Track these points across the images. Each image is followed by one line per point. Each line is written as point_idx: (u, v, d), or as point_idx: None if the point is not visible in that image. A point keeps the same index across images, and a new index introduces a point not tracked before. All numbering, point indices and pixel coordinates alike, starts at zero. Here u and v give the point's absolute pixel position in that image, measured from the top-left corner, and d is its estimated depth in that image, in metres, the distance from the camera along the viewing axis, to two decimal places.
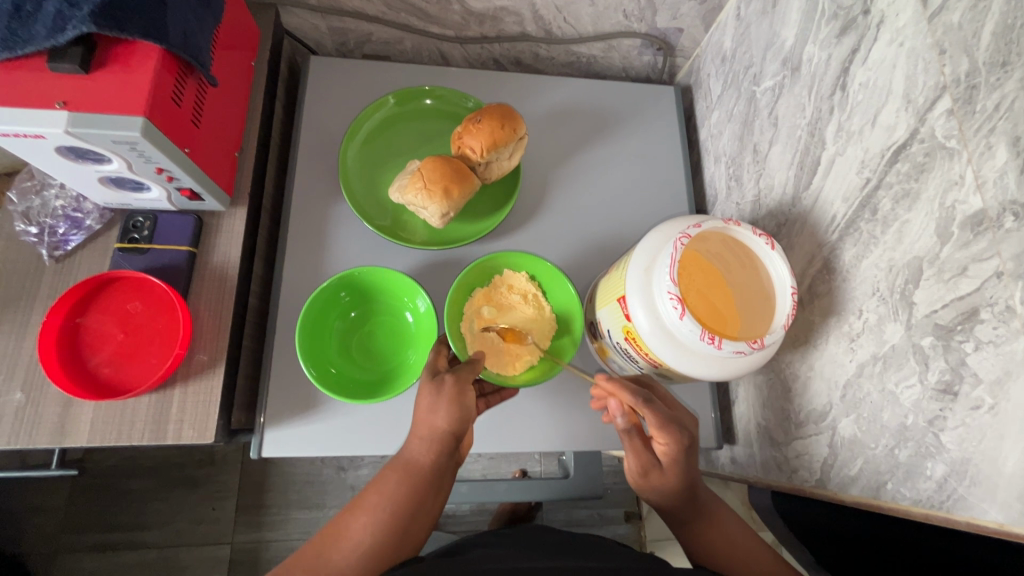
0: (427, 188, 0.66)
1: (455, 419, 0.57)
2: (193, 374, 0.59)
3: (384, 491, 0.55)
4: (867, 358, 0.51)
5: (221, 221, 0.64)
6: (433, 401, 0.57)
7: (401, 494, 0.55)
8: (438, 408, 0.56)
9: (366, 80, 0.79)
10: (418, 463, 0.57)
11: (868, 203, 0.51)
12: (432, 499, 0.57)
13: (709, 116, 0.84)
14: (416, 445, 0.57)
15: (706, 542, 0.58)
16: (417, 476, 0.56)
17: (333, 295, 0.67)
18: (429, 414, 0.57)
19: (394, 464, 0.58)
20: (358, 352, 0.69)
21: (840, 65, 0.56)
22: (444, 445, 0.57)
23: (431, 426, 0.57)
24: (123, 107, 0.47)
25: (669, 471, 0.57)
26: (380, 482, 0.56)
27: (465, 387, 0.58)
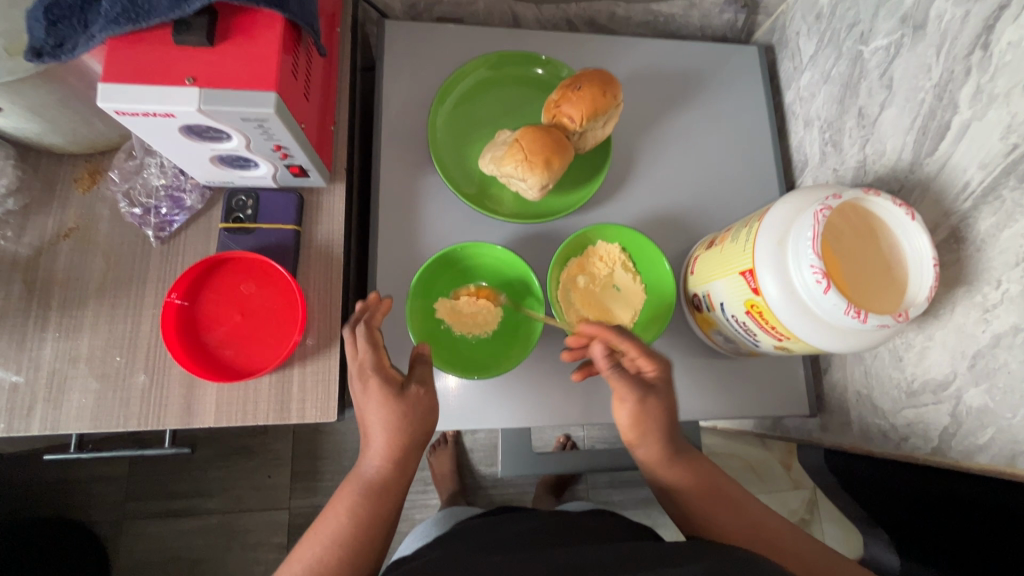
0: (528, 159, 0.64)
1: (393, 417, 0.53)
2: (309, 354, 0.59)
3: (337, 513, 0.53)
4: (1006, 329, 0.50)
5: (321, 197, 0.63)
6: (383, 415, 0.54)
7: (354, 511, 0.52)
8: (388, 420, 0.53)
9: (445, 46, 0.76)
10: (376, 476, 0.54)
11: (1015, 170, 0.50)
12: (388, 503, 0.54)
13: (798, 77, 0.81)
14: (373, 456, 0.54)
15: (703, 508, 0.57)
16: (378, 483, 0.54)
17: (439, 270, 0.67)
18: (380, 428, 0.54)
19: (354, 477, 0.54)
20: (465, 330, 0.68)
21: (981, 22, 0.53)
22: (392, 453, 0.54)
23: (372, 445, 0.54)
24: (254, 81, 0.45)
25: (649, 406, 0.57)
26: (343, 495, 0.54)
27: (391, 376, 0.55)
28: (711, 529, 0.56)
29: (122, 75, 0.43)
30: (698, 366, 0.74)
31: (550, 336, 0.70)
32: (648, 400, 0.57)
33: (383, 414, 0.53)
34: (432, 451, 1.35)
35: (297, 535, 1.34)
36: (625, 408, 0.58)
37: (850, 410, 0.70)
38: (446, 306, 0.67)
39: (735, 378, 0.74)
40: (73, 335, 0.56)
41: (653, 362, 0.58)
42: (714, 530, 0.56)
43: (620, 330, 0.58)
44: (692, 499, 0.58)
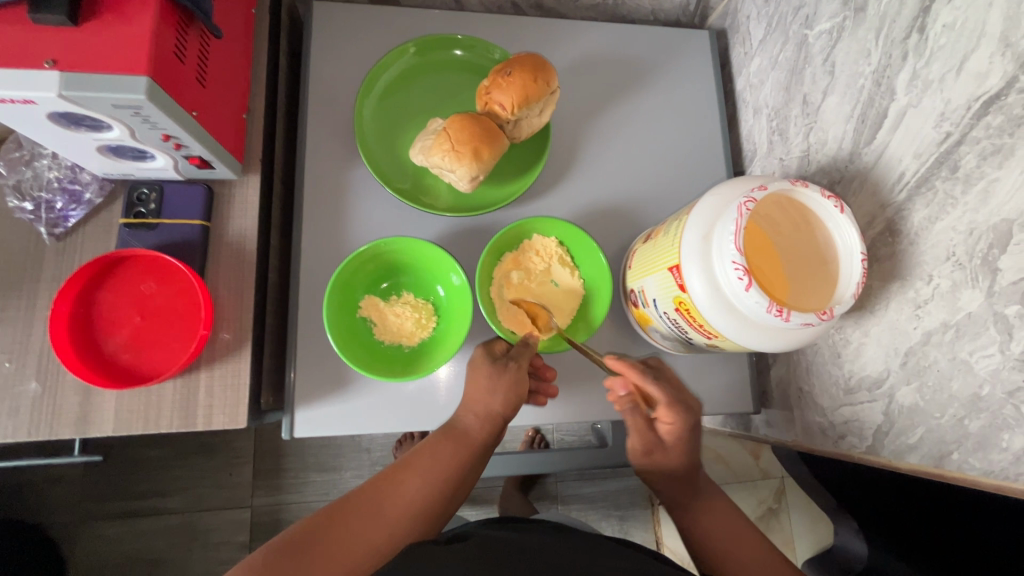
0: (455, 149, 0.61)
1: (509, 403, 0.58)
2: (217, 357, 0.55)
3: (438, 455, 0.55)
4: (935, 326, 0.48)
5: (233, 190, 0.59)
6: (495, 379, 0.59)
7: (447, 459, 0.55)
8: (498, 389, 0.58)
9: (376, 30, 0.72)
10: (455, 443, 0.57)
11: (947, 160, 0.47)
12: (464, 474, 0.56)
13: (748, 64, 0.78)
14: (473, 417, 0.58)
15: (707, 530, 0.58)
16: (467, 447, 0.57)
17: (368, 267, 0.65)
18: (490, 388, 0.58)
19: (444, 430, 0.58)
20: (393, 327, 0.65)
21: (918, 4, 0.50)
22: (495, 425, 0.59)
23: (490, 402, 0.58)
24: (123, 64, 0.41)
25: (672, 446, 0.60)
26: (432, 445, 0.57)
27: (523, 376, 0.59)
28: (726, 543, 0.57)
29: None
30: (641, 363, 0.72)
31: (484, 334, 0.67)
32: (656, 453, 0.60)
33: (501, 399, 0.58)
34: (396, 447, 1.32)
35: (259, 534, 1.29)
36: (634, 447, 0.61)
37: (793, 407, 0.69)
38: (374, 304, 0.65)
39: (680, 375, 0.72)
40: None
41: (669, 416, 0.59)
42: (717, 558, 0.56)
43: (646, 380, 0.59)
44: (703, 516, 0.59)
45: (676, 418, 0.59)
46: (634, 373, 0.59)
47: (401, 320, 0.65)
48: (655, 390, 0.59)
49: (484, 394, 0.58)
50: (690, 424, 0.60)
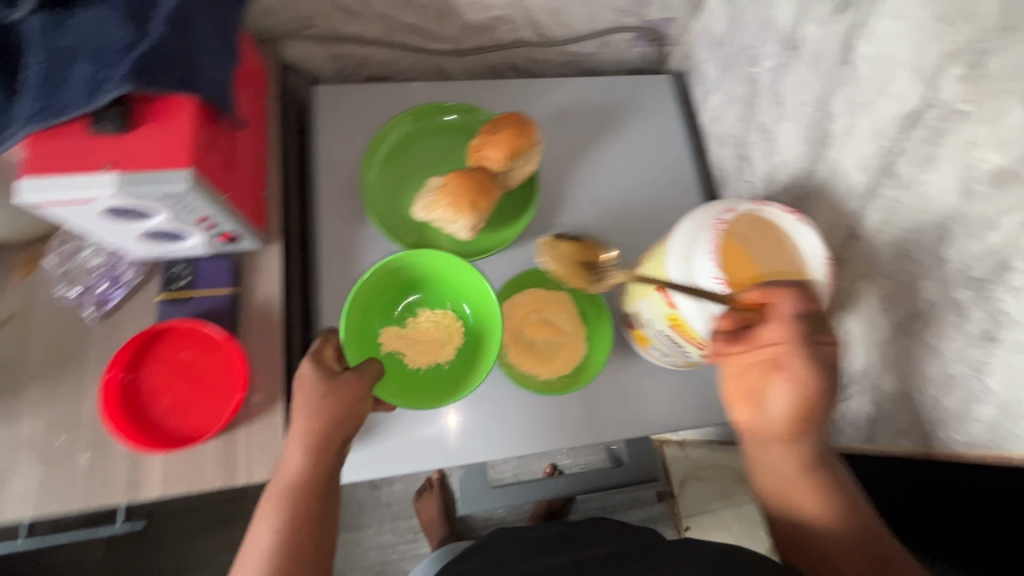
0: (455, 203, 0.68)
1: (337, 416, 0.54)
2: (254, 414, 0.60)
3: (286, 487, 0.52)
4: (903, 316, 0.54)
5: (258, 259, 0.65)
6: (322, 398, 0.54)
7: (300, 491, 0.52)
8: (319, 404, 0.53)
9: (375, 106, 0.81)
10: (307, 481, 0.53)
11: (887, 169, 0.54)
12: (329, 505, 0.54)
13: (708, 100, 0.87)
14: (299, 448, 0.53)
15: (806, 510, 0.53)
16: (312, 478, 0.53)
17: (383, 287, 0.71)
18: (314, 409, 0.53)
19: (284, 472, 0.53)
20: (420, 349, 0.71)
21: (840, 41, 0.59)
22: (320, 443, 0.53)
23: (318, 428, 0.53)
24: (168, 161, 0.48)
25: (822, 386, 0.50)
26: (277, 485, 0.53)
27: (339, 388, 0.54)
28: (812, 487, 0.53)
29: (40, 169, 0.46)
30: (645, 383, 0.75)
31: (495, 371, 0.72)
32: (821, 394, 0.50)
33: (320, 416, 0.53)
34: (417, 495, 1.32)
35: None
36: (789, 393, 0.50)
37: None
38: (396, 329, 0.71)
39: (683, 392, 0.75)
40: (14, 420, 0.56)
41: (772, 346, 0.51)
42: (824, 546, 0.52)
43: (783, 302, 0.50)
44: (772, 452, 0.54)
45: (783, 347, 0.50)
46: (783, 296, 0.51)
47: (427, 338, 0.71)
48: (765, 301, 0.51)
49: (313, 416, 0.53)
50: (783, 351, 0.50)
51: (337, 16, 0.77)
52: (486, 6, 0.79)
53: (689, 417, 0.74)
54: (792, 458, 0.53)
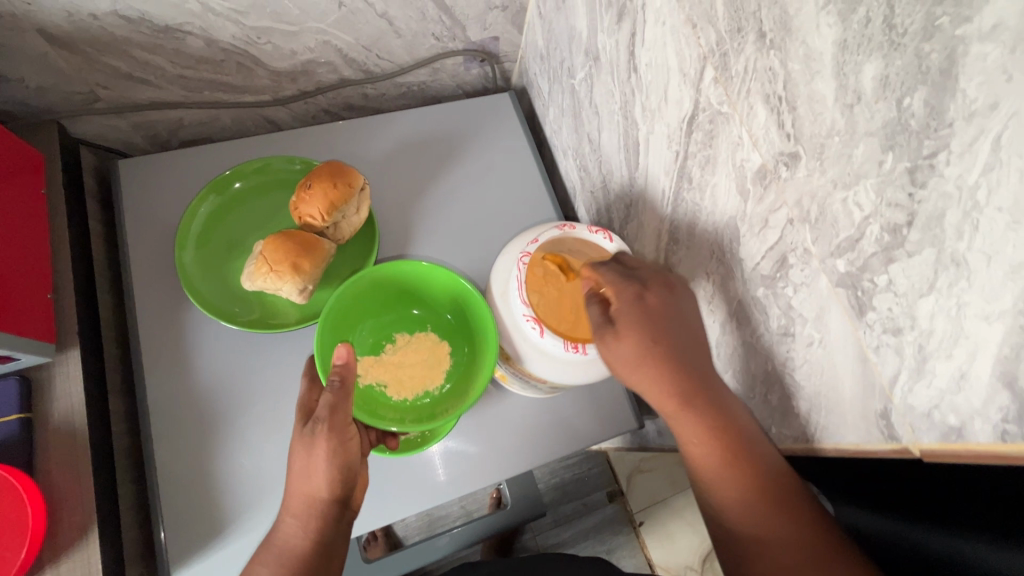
0: (275, 269, 0.63)
1: (333, 484, 0.54)
2: (62, 550, 0.53)
3: (287, 554, 0.53)
4: (725, 316, 0.54)
5: (51, 371, 0.58)
6: (319, 462, 0.53)
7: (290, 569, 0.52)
8: (316, 468, 0.53)
9: (192, 174, 0.76)
10: (321, 540, 0.54)
11: (684, 173, 0.53)
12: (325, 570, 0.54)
13: (547, 114, 0.86)
14: (291, 523, 0.54)
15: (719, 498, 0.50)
16: (308, 555, 0.53)
17: (397, 301, 0.71)
18: (308, 475, 0.53)
19: (274, 551, 0.54)
20: (411, 374, 0.67)
21: (627, 49, 0.58)
22: (321, 514, 0.54)
23: (308, 494, 0.54)
24: None
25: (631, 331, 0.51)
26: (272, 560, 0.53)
27: (343, 436, 0.54)
28: (738, 484, 0.49)
29: None
30: (523, 416, 0.72)
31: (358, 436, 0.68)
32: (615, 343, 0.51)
33: (316, 483, 0.53)
34: None
35: None
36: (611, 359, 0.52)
37: None
38: (385, 356, 0.68)
39: (560, 417, 0.73)
40: None
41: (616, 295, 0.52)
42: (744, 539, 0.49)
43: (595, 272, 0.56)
44: (701, 455, 0.50)
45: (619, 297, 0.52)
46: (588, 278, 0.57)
47: (423, 357, 0.68)
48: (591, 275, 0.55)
49: (304, 482, 0.53)
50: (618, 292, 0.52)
51: (122, 85, 0.70)
52: (290, 52, 0.74)
53: (571, 441, 0.72)
54: (717, 454, 0.49)
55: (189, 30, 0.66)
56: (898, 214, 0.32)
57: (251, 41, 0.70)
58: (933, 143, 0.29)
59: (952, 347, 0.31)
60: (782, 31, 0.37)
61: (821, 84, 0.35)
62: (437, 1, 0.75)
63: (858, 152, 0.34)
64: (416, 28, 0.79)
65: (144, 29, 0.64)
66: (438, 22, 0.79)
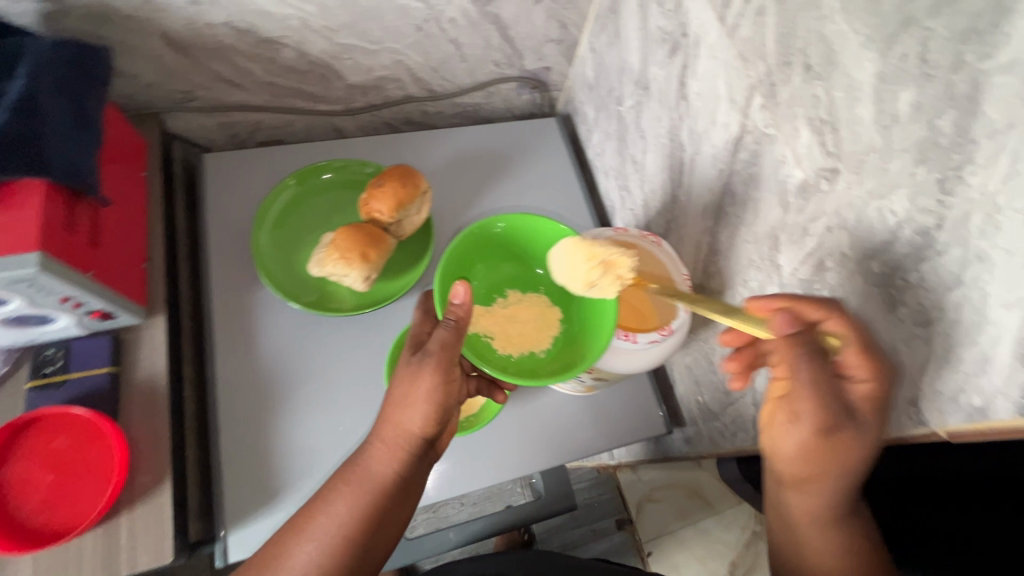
0: (345, 257, 0.69)
1: (431, 416, 0.53)
2: (137, 498, 0.57)
3: (375, 471, 0.54)
4: None
5: (140, 333, 0.64)
6: (427, 388, 0.53)
7: (365, 503, 0.53)
8: (418, 394, 0.53)
9: (269, 170, 0.84)
10: (404, 473, 0.54)
11: (727, 190, 0.60)
12: (402, 507, 0.55)
13: (591, 137, 0.94)
14: (382, 452, 0.54)
15: (813, 557, 0.49)
16: (389, 485, 0.54)
17: (517, 257, 0.70)
18: (410, 399, 0.53)
19: (359, 476, 0.54)
20: (520, 330, 0.65)
21: (677, 79, 0.65)
22: (411, 448, 0.54)
23: (403, 425, 0.54)
24: (14, 246, 0.47)
25: (863, 420, 0.43)
26: (356, 479, 0.54)
27: (449, 367, 0.53)
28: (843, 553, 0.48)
29: None
30: (560, 412, 0.77)
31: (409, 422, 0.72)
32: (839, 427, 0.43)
33: (414, 414, 0.53)
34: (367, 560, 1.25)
35: None
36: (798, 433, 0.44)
37: (698, 420, 0.76)
38: (496, 308, 0.66)
39: (591, 417, 0.77)
40: None
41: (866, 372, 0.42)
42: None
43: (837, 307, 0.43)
44: (813, 529, 0.49)
45: (873, 376, 0.42)
46: (809, 308, 0.44)
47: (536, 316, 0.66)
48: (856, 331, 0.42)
49: (401, 415, 0.53)
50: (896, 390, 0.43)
51: (218, 87, 0.79)
52: (367, 68, 0.83)
53: (603, 440, 0.76)
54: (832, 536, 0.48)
55: (286, 42, 0.74)
56: (929, 219, 0.38)
57: (336, 55, 0.79)
58: (960, 157, 0.35)
59: (976, 334, 0.36)
60: (827, 64, 0.44)
61: (861, 109, 0.41)
62: (501, 30, 0.83)
63: (893, 166, 0.40)
64: (480, 54, 0.87)
65: (248, 39, 0.72)
66: (500, 50, 0.88)
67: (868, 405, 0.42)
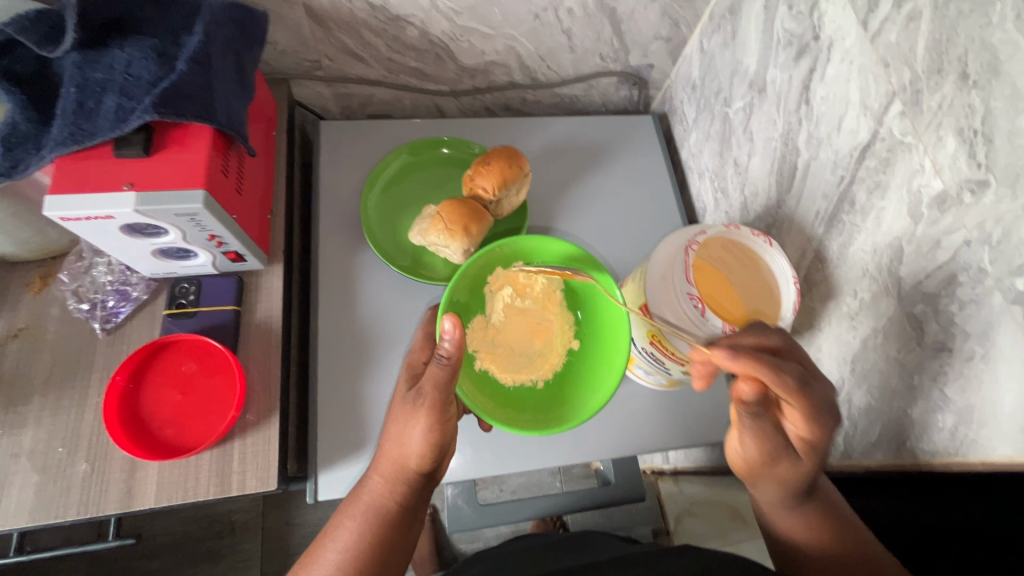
0: (448, 228, 0.72)
1: (427, 450, 0.56)
2: (249, 427, 0.62)
3: (374, 501, 0.57)
4: (867, 332, 0.58)
5: (260, 278, 0.69)
6: (420, 428, 0.56)
7: (368, 531, 0.55)
8: (411, 431, 0.56)
9: (379, 141, 0.88)
10: (404, 499, 0.57)
11: (846, 197, 0.59)
12: (405, 532, 0.57)
13: (688, 138, 0.94)
14: (378, 484, 0.57)
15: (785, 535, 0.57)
16: (388, 515, 0.57)
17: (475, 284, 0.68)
18: (406, 436, 0.56)
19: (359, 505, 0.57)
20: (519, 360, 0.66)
21: (800, 82, 0.65)
22: (407, 478, 0.57)
23: (399, 458, 0.57)
24: (182, 182, 0.52)
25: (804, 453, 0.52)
26: (358, 510, 0.57)
27: (441, 405, 0.55)
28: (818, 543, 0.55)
29: (64, 187, 0.51)
30: (637, 404, 0.78)
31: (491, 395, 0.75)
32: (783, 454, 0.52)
33: (409, 450, 0.56)
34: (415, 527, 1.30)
35: None
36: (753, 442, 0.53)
37: None
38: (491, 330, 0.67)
39: (667, 412, 0.78)
40: (17, 431, 0.58)
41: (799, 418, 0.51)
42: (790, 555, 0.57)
43: (790, 366, 0.49)
44: (786, 516, 0.56)
45: (811, 424, 0.51)
46: (765, 370, 0.48)
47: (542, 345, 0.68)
48: (805, 394, 0.49)
49: (396, 447, 0.57)
50: (830, 438, 0.52)
51: (343, 59, 0.84)
52: (480, 52, 0.86)
53: (677, 436, 0.77)
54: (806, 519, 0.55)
55: (412, 21, 0.78)
56: None
57: (454, 37, 0.82)
58: None
59: None
60: (989, 73, 0.43)
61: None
62: (614, 24, 0.85)
63: None
64: (588, 46, 0.89)
65: (379, 15, 0.76)
66: (608, 44, 0.89)
67: (804, 445, 0.52)
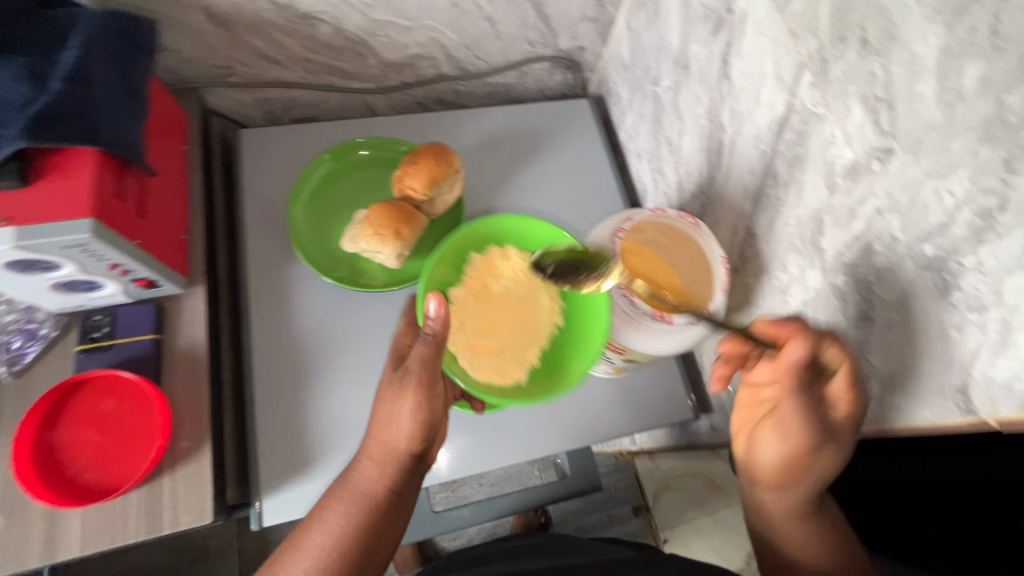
0: (378, 233, 0.70)
1: (418, 425, 0.54)
2: (179, 461, 0.59)
3: (367, 482, 0.55)
4: (798, 305, 0.58)
5: (181, 303, 0.65)
6: (411, 401, 0.54)
7: (354, 517, 0.53)
8: (400, 406, 0.54)
9: (304, 146, 0.84)
10: (394, 482, 0.55)
11: (769, 171, 0.58)
12: (396, 522, 0.56)
13: (624, 119, 0.93)
14: (370, 467, 0.55)
15: (791, 527, 0.57)
16: (377, 497, 0.54)
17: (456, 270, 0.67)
18: (394, 413, 0.54)
19: (351, 489, 0.55)
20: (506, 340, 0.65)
21: (720, 57, 0.64)
22: (399, 460, 0.55)
23: (389, 437, 0.55)
24: (68, 212, 0.49)
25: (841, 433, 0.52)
26: (347, 493, 0.55)
27: (431, 377, 0.54)
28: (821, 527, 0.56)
29: None
30: (589, 394, 0.77)
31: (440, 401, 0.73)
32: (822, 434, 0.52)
33: (399, 427, 0.54)
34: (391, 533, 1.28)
35: None
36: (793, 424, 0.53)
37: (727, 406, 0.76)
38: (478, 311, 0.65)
39: (619, 399, 0.77)
40: None
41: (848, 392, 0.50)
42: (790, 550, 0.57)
43: (834, 341, 0.49)
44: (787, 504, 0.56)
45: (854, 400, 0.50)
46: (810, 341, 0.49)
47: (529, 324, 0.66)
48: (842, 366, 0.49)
49: (386, 426, 0.55)
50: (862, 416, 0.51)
51: (255, 63, 0.79)
52: (401, 45, 0.83)
53: (630, 422, 0.76)
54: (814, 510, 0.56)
55: (323, 18, 0.74)
56: (991, 200, 0.36)
57: (371, 32, 0.79)
58: None
59: None
60: (887, 39, 0.42)
61: (922, 86, 0.40)
62: (537, 8, 0.82)
63: (954, 145, 0.38)
64: (514, 32, 0.86)
65: (286, 14, 0.72)
66: (535, 29, 0.86)
67: (844, 423, 0.51)
